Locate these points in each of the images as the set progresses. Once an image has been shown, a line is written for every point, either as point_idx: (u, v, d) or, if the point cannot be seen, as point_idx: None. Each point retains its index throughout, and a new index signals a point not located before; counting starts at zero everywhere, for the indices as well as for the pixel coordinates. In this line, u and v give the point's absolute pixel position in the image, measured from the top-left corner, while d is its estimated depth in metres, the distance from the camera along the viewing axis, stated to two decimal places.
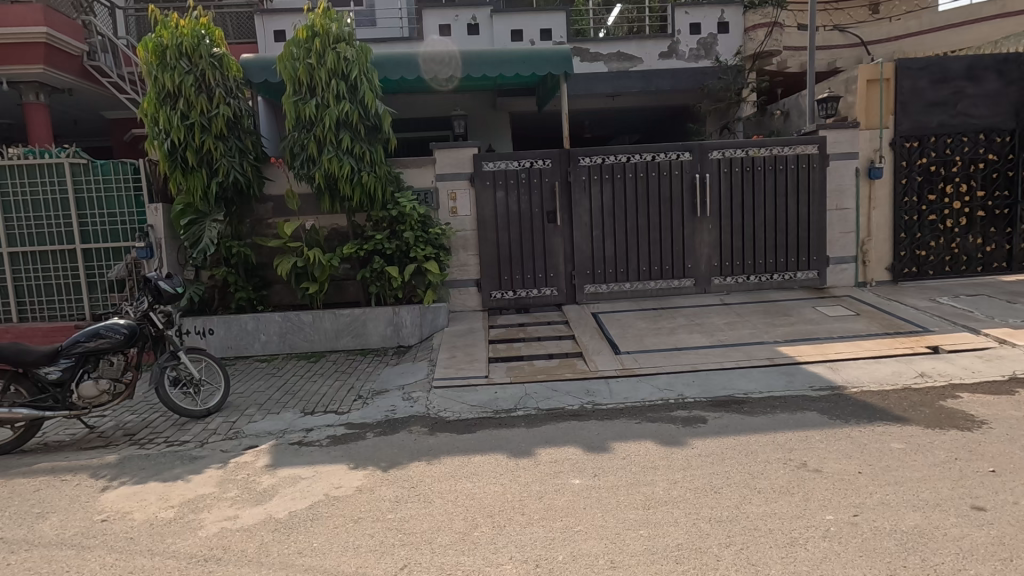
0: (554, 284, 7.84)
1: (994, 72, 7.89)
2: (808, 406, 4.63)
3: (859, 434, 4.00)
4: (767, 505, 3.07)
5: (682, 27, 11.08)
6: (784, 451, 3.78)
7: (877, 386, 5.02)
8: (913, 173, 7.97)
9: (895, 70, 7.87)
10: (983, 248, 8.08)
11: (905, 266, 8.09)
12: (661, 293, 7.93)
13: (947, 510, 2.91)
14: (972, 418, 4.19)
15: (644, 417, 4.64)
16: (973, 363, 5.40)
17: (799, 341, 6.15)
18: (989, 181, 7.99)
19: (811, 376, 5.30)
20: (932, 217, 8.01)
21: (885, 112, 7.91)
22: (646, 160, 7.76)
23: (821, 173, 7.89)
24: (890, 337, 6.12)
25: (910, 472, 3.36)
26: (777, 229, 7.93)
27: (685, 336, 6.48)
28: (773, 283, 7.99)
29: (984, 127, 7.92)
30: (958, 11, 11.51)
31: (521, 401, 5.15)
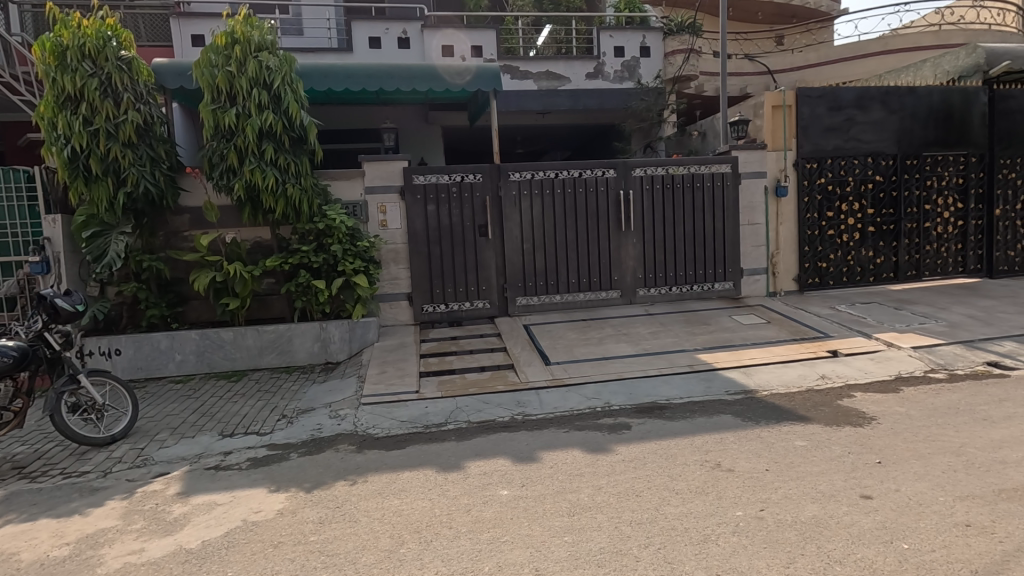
0: (486, 296, 7.90)
1: (878, 102, 8.77)
2: (723, 410, 4.92)
3: (767, 434, 4.29)
4: (684, 505, 3.23)
5: (606, 50, 11.56)
6: (701, 453, 4.00)
7: (784, 389, 5.41)
8: (813, 191, 8.70)
9: (796, 97, 8.60)
10: (874, 260, 8.91)
11: (810, 277, 8.77)
12: (590, 304, 8.17)
13: (840, 500, 3.19)
14: (864, 415, 4.60)
15: (572, 426, 4.76)
16: (866, 364, 5.94)
17: (716, 348, 6.52)
18: (878, 200, 8.84)
19: (726, 381, 5.63)
20: (831, 232, 8.77)
21: (788, 135, 8.63)
22: (573, 176, 8.01)
23: (734, 191, 8.45)
24: (796, 342, 6.62)
25: (811, 467, 3.65)
26: (696, 243, 8.40)
27: (612, 346, 6.71)
28: (693, 293, 8.43)
29: (872, 151, 8.77)
30: (849, 47, 12.68)
31: (451, 415, 5.14)
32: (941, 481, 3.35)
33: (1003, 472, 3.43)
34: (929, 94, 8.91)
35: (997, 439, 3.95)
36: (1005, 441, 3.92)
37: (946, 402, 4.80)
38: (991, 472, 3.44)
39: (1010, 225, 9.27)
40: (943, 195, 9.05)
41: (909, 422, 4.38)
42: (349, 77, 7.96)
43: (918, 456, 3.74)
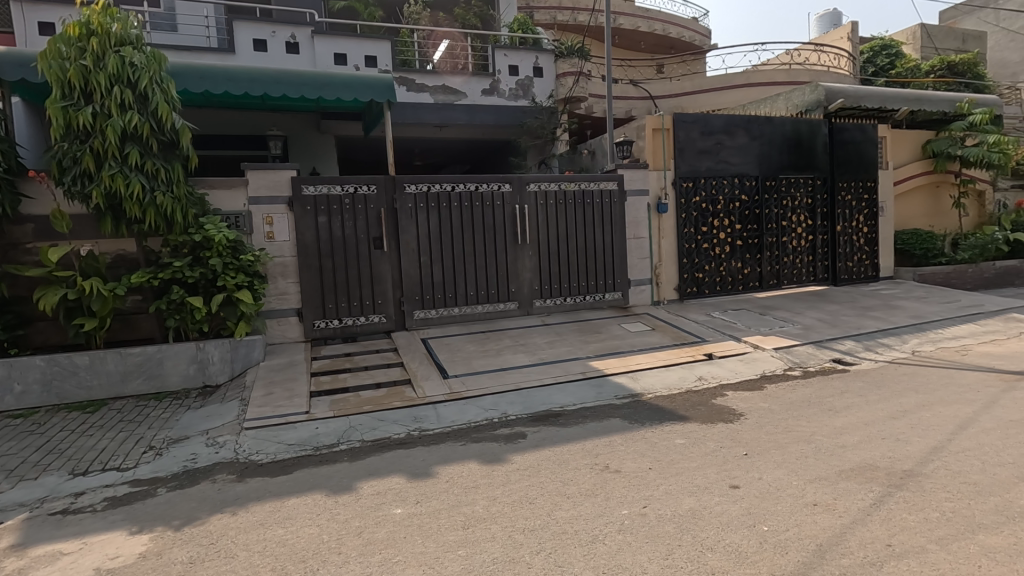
0: (382, 311, 7.69)
1: (742, 129, 9.78)
2: (613, 414, 5.18)
3: (651, 435, 4.56)
4: (574, 508, 3.34)
5: (501, 68, 11.85)
6: (591, 456, 4.17)
7: (666, 391, 5.81)
8: (690, 209, 9.49)
9: (673, 121, 9.36)
10: (743, 271, 9.87)
11: (688, 286, 9.51)
12: (488, 316, 8.24)
13: (713, 491, 3.47)
14: (734, 412, 5.05)
15: (469, 438, 4.75)
16: (736, 365, 6.55)
17: (607, 355, 6.86)
18: (743, 217, 9.82)
19: (616, 386, 5.93)
20: (705, 245, 9.59)
21: (667, 156, 9.37)
22: (469, 190, 8.09)
23: (620, 206, 8.98)
24: (678, 347, 7.14)
25: (688, 463, 3.94)
26: (588, 256, 8.80)
27: (510, 357, 6.81)
28: (586, 304, 8.81)
29: (738, 173, 9.75)
30: (718, 79, 14.04)
31: (344, 435, 4.93)
32: (795, 467, 3.75)
33: (844, 455, 3.92)
34: (782, 124, 10.08)
35: (840, 426, 4.51)
36: (845, 427, 4.49)
37: (800, 396, 5.41)
38: (834, 456, 3.92)
39: (848, 240, 10.71)
40: (796, 213, 10.25)
41: (771, 416, 4.88)
42: (230, 80, 7.46)
43: (777, 446, 4.17)
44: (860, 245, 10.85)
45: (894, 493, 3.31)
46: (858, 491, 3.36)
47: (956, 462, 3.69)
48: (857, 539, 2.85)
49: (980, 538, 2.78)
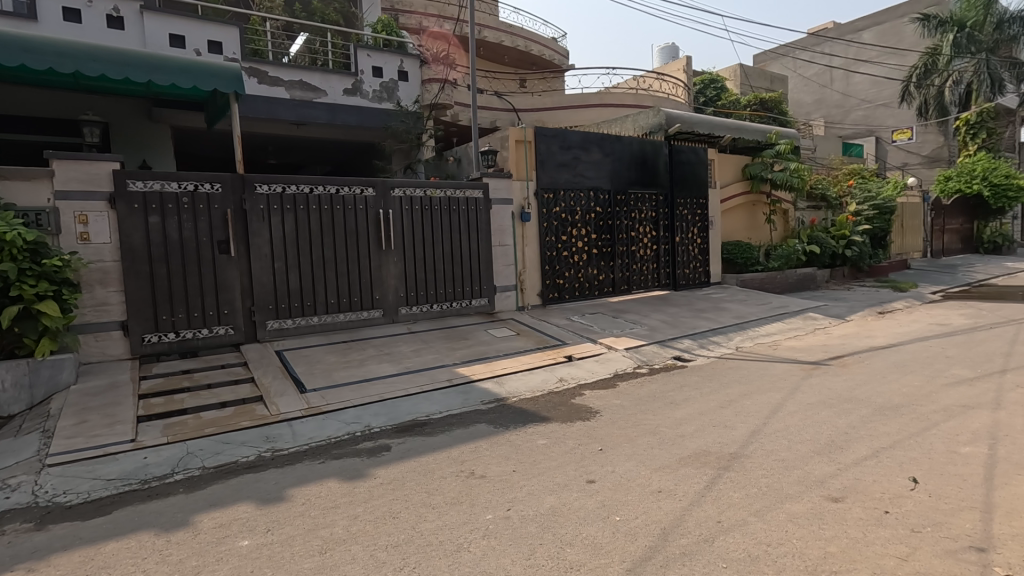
0: (229, 322, 6.97)
1: (596, 146, 10.52)
2: (479, 419, 5.22)
3: (514, 438, 4.68)
4: (439, 519, 3.30)
5: (364, 68, 11.47)
6: (457, 463, 4.16)
7: (530, 393, 6.00)
8: (551, 218, 9.96)
9: (535, 135, 9.79)
10: (598, 278, 10.58)
11: (550, 292, 9.96)
12: (351, 325, 7.87)
13: (572, 487, 3.65)
14: (591, 410, 5.38)
15: (328, 455, 4.48)
16: (592, 365, 6.99)
17: (473, 361, 6.92)
18: (598, 227, 10.55)
19: (482, 392, 5.99)
20: (565, 254, 10.13)
21: (529, 167, 9.76)
22: (329, 193, 7.67)
23: (485, 214, 9.15)
24: (540, 351, 7.42)
25: (549, 462, 4.10)
26: (454, 262, 8.81)
27: (374, 367, 6.57)
28: (453, 310, 8.82)
29: (593, 186, 10.47)
30: (575, 97, 14.95)
31: (180, 463, 4.36)
32: (643, 458, 4.09)
33: (683, 443, 4.35)
34: (631, 144, 11.02)
35: (680, 417, 5.01)
36: (684, 418, 5.00)
37: (647, 391, 5.92)
38: (675, 445, 4.33)
39: (685, 249, 12.01)
40: (642, 225, 11.26)
41: (623, 412, 5.27)
42: (27, 52, 6.29)
43: (628, 440, 4.50)
44: (694, 254, 12.22)
45: (722, 474, 3.74)
46: (694, 476, 3.75)
47: (769, 442, 4.29)
48: (694, 519, 3.17)
49: (787, 507, 3.26)
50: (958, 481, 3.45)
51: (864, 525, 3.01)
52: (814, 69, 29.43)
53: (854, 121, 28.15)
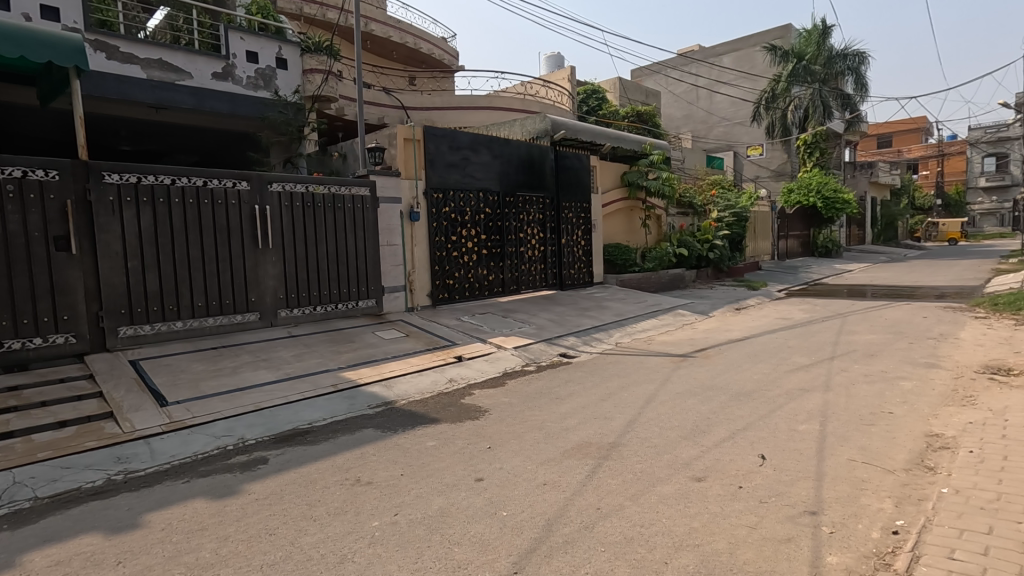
0: (70, 329, 6.08)
1: (485, 148, 10.65)
2: (365, 424, 5.05)
3: (403, 441, 4.59)
4: (321, 531, 3.14)
5: (237, 52, 10.59)
6: (342, 472, 3.99)
7: (419, 395, 5.92)
8: (440, 219, 9.91)
9: (423, 134, 9.71)
10: (487, 278, 10.70)
11: (440, 292, 9.90)
12: (222, 330, 7.23)
13: (460, 487, 3.66)
14: (480, 409, 5.44)
15: (193, 474, 4.07)
16: (482, 365, 7.05)
17: (359, 364, 6.69)
18: (487, 228, 10.68)
19: (369, 396, 5.80)
20: (454, 254, 10.13)
21: (418, 167, 9.66)
22: (195, 185, 6.99)
23: (373, 213, 8.88)
24: (430, 352, 7.35)
25: (437, 464, 4.08)
26: (340, 262, 8.45)
27: (249, 374, 6.09)
28: (338, 312, 8.45)
29: (482, 188, 10.58)
30: (464, 98, 15.00)
31: (5, 495, 3.73)
32: (529, 453, 4.21)
33: (567, 436, 4.55)
34: (519, 147, 11.30)
35: (564, 412, 5.23)
36: (569, 412, 5.23)
37: (534, 388, 6.10)
38: (560, 438, 4.52)
39: (570, 250, 12.56)
40: (531, 227, 11.59)
41: (511, 409, 5.39)
42: None
43: (515, 436, 4.61)
44: (579, 255, 12.82)
45: (602, 463, 3.97)
46: (577, 466, 3.93)
47: (644, 430, 4.63)
48: (577, 508, 3.32)
49: (658, 489, 3.53)
50: (796, 455, 3.96)
51: (722, 500, 3.35)
52: (683, 87, 32.26)
53: (716, 136, 31.28)
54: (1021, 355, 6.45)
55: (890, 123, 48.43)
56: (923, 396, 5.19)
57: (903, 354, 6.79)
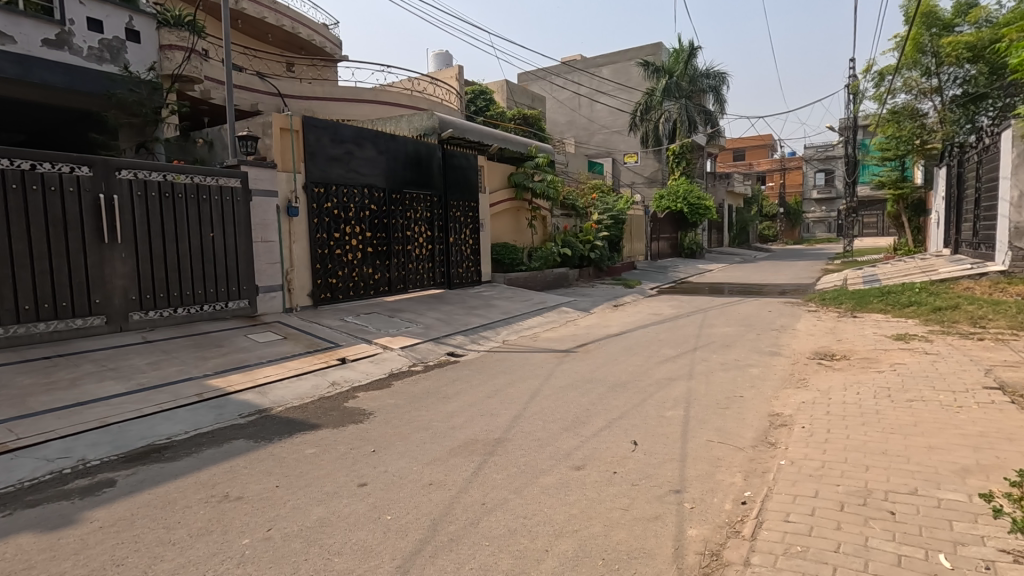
0: None
1: (371, 143, 10.31)
2: (235, 435, 4.66)
3: (278, 450, 4.31)
4: (182, 555, 2.86)
5: (75, 18, 9.30)
6: (207, 488, 3.65)
7: (298, 401, 5.58)
8: (322, 214, 9.44)
9: (302, 124, 9.18)
10: (373, 276, 10.37)
11: (322, 292, 9.43)
12: (58, 336, 6.29)
13: (342, 494, 3.52)
14: (364, 412, 5.26)
15: (19, 504, 3.49)
16: (367, 367, 6.82)
17: (229, 370, 6.15)
18: (373, 225, 10.35)
19: (239, 405, 5.35)
20: (338, 252, 9.70)
21: (297, 159, 9.12)
22: (19, 169, 5.99)
23: (244, 207, 8.21)
24: (310, 355, 6.97)
25: (317, 471, 3.88)
26: (206, 259, 7.72)
27: (92, 387, 5.34)
28: (204, 314, 7.72)
29: (367, 183, 10.23)
30: (348, 90, 14.39)
31: None
32: (414, 454, 4.16)
33: (453, 434, 4.56)
34: (406, 143, 11.08)
35: (451, 410, 5.23)
36: (456, 410, 5.24)
37: (421, 388, 6.04)
38: (446, 437, 4.52)
39: (458, 249, 12.57)
40: (418, 225, 11.43)
41: (396, 411, 5.28)
42: None
43: (401, 437, 4.53)
44: (467, 254, 12.88)
45: (488, 459, 4.03)
46: (463, 464, 3.96)
47: (528, 424, 4.77)
48: (462, 506, 3.34)
49: (541, 481, 3.66)
50: (663, 439, 4.32)
51: (598, 486, 3.56)
52: (566, 94, 33.67)
53: (596, 143, 33.05)
54: (841, 342, 7.59)
55: (743, 139, 54.45)
56: (767, 380, 5.91)
57: (752, 344, 7.68)
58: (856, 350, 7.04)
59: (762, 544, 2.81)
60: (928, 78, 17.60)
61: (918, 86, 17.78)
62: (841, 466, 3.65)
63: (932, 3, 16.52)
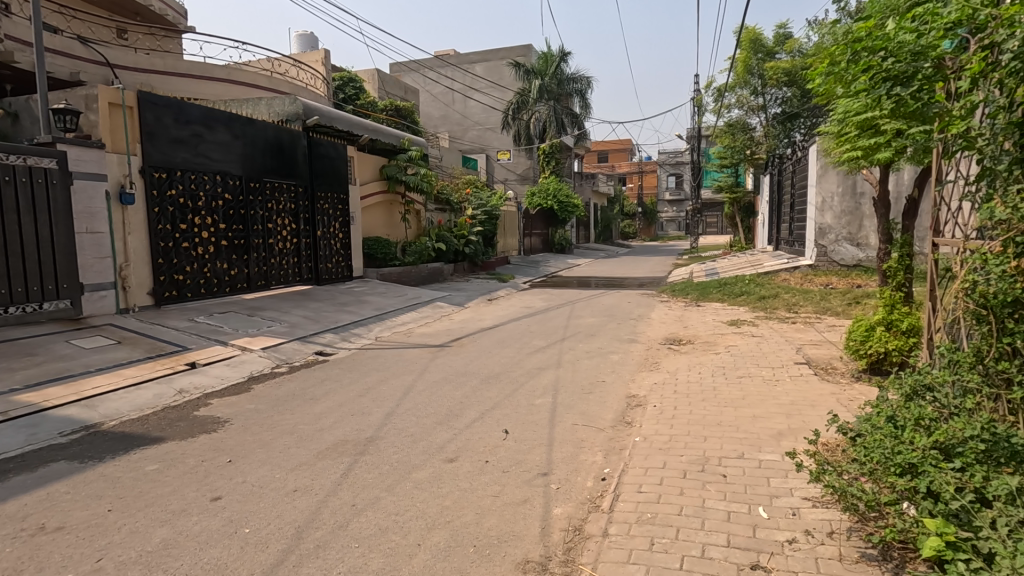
0: None
1: (223, 125, 9.40)
2: (53, 457, 4.01)
3: (111, 470, 3.80)
4: None
5: None
6: (16, 522, 3.11)
7: (136, 414, 4.95)
8: (164, 203, 8.45)
9: (137, 100, 8.11)
10: (229, 272, 9.50)
11: (166, 290, 8.43)
12: None
13: (191, 511, 3.20)
14: (218, 420, 4.81)
15: None
16: (222, 371, 6.24)
17: (44, 383, 5.26)
18: (227, 216, 9.49)
19: (59, 422, 4.61)
20: (185, 244, 8.75)
21: (131, 139, 8.06)
22: None
23: (63, 192, 7.04)
24: (152, 360, 6.21)
25: (162, 489, 3.49)
26: (11, 253, 6.50)
27: None
28: (9, 318, 6.51)
29: (220, 170, 9.34)
30: (195, 65, 12.96)
31: None
32: (277, 460, 3.90)
33: (321, 436, 4.36)
34: (265, 129, 10.28)
35: (318, 412, 4.98)
36: (324, 412, 5.00)
37: (285, 391, 5.67)
38: (313, 440, 4.30)
39: (327, 243, 11.96)
40: (281, 217, 10.70)
41: (256, 416, 4.90)
42: None
43: (261, 444, 4.22)
44: (336, 248, 12.30)
45: (358, 460, 3.91)
46: (331, 467, 3.80)
47: (401, 421, 4.71)
48: (329, 510, 3.21)
49: (413, 476, 3.64)
50: (533, 426, 4.51)
51: (470, 476, 3.63)
52: (439, 88, 33.49)
53: (470, 139, 33.29)
54: (687, 328, 8.50)
55: (605, 143, 58.27)
56: (626, 366, 6.42)
57: (613, 333, 8.29)
58: (699, 335, 7.92)
59: (619, 514, 3.07)
60: (756, 97, 20.04)
61: (748, 103, 20.19)
62: (685, 439, 4.09)
63: (756, 32, 18.97)
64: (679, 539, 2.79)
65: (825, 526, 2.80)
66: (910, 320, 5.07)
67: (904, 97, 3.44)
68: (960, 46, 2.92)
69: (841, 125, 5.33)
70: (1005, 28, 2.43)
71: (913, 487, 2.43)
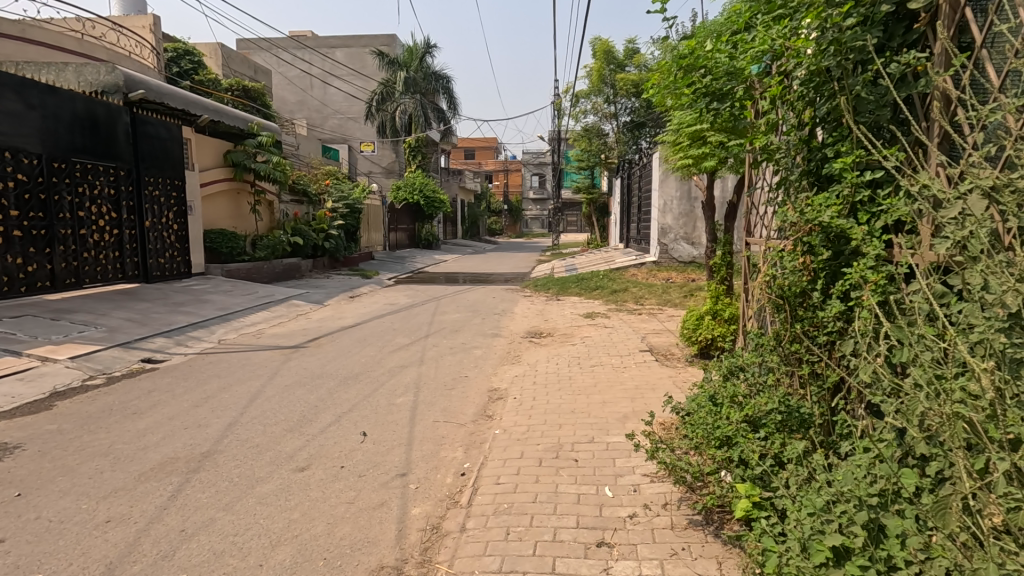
0: None
1: (14, 92, 7.81)
2: None
3: None
4: None
5: None
6: None
7: None
8: None
9: None
10: (24, 268, 7.95)
11: None
12: None
13: None
14: (5, 447, 3.98)
15: None
16: (12, 386, 5.18)
17: None
18: (21, 202, 7.96)
19: None
20: None
21: None
22: None
23: None
24: None
25: None
26: None
27: None
28: None
29: (9, 146, 7.78)
30: None
31: None
32: (85, 488, 3.33)
33: (145, 456, 3.81)
34: (74, 100, 8.74)
35: (142, 428, 4.36)
36: (149, 427, 4.38)
37: (99, 406, 4.87)
38: (134, 460, 3.75)
39: (158, 236, 10.56)
40: (96, 203, 9.24)
41: (58, 438, 4.14)
42: None
43: (64, 472, 3.57)
44: (169, 242, 10.91)
45: (190, 478, 3.48)
46: (157, 489, 3.34)
47: (245, 431, 4.29)
48: (152, 539, 2.81)
49: (257, 491, 3.33)
50: (392, 426, 4.39)
51: (323, 484, 3.42)
52: (294, 71, 31.28)
53: (330, 128, 31.56)
54: (546, 321, 8.88)
55: (471, 140, 58.86)
56: (488, 360, 6.52)
57: (477, 328, 8.39)
58: (558, 327, 8.30)
59: (476, 508, 3.09)
60: (609, 105, 21.55)
61: (602, 110, 21.66)
62: (541, 428, 4.26)
63: (609, 44, 20.38)
64: (533, 526, 2.88)
65: (661, 499, 3.08)
66: (731, 309, 5.74)
67: (721, 111, 3.89)
68: (764, 70, 3.39)
69: (676, 135, 5.92)
70: (793, 57, 2.84)
71: (728, 457, 2.76)
